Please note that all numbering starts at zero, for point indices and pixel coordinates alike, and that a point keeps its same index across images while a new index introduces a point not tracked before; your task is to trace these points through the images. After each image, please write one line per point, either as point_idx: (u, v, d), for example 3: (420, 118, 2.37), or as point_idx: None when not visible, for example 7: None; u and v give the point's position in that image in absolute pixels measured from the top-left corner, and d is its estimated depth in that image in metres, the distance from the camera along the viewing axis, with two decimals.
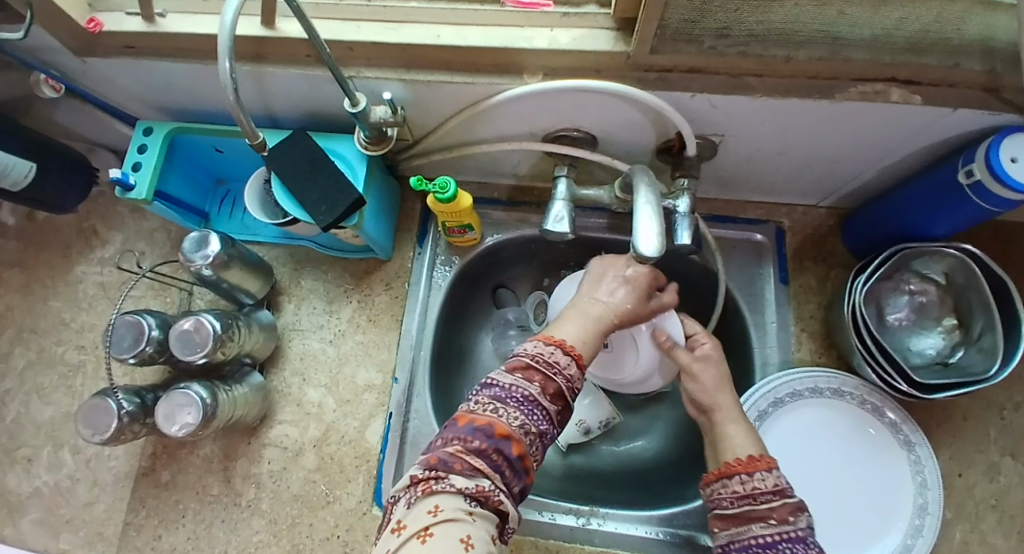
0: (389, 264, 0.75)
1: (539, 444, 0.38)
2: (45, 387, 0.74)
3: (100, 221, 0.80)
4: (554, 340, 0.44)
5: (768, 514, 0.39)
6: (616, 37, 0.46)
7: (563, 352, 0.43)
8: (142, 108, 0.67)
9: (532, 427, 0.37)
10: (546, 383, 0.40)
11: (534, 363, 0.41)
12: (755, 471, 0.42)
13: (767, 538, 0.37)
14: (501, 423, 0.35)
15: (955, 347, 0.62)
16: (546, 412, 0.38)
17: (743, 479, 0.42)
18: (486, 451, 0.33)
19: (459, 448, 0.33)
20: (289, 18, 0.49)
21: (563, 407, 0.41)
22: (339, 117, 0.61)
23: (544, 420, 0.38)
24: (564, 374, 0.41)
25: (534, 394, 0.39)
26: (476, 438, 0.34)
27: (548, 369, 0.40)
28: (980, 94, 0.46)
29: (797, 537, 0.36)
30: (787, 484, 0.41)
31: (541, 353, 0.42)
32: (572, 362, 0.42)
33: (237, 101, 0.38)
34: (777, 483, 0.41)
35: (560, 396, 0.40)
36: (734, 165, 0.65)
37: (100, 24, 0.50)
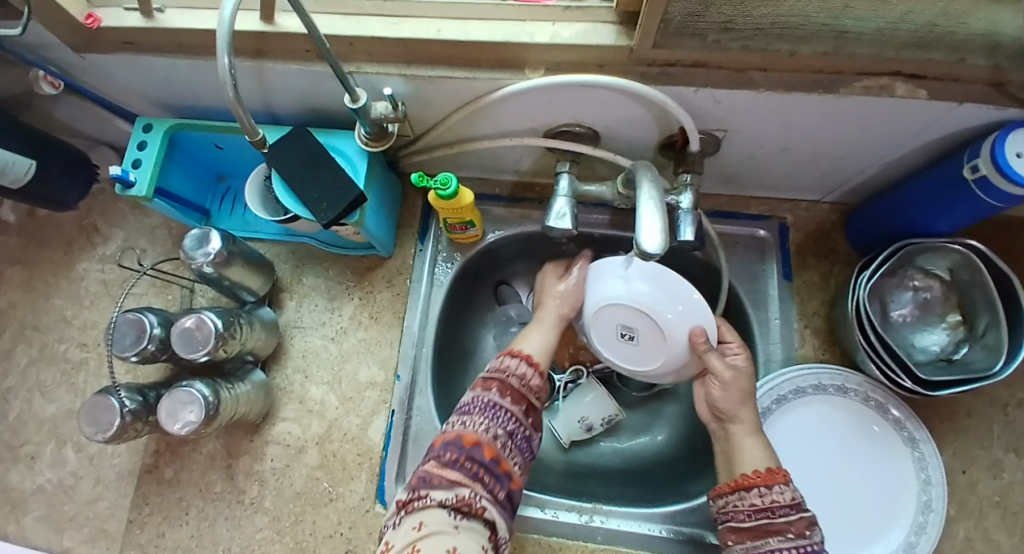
0: (390, 261, 0.74)
1: (514, 448, 0.44)
2: (48, 384, 0.74)
3: (101, 217, 0.80)
4: (514, 351, 0.53)
5: (787, 527, 0.41)
6: (619, 31, 0.45)
7: (512, 357, 0.51)
8: (142, 104, 0.66)
9: (500, 429, 0.43)
10: (502, 387, 0.47)
11: (490, 375, 0.49)
12: (774, 484, 0.44)
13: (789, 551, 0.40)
14: (468, 434, 0.42)
15: (959, 344, 0.61)
16: (510, 414, 0.45)
17: (759, 491, 0.44)
18: (460, 462, 0.39)
19: (435, 465, 0.39)
20: (289, 13, 0.49)
21: (528, 408, 0.47)
22: (340, 113, 0.60)
23: (510, 421, 0.45)
24: (517, 375, 0.49)
25: (495, 400, 0.46)
26: (450, 454, 0.40)
27: (502, 375, 0.49)
28: (985, 89, 0.45)
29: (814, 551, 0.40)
30: (801, 498, 0.43)
31: (496, 366, 0.50)
32: (523, 361, 0.51)
33: (236, 98, 0.37)
34: (793, 497, 0.43)
35: (520, 397, 0.47)
36: (738, 161, 0.64)
37: (99, 19, 0.50)
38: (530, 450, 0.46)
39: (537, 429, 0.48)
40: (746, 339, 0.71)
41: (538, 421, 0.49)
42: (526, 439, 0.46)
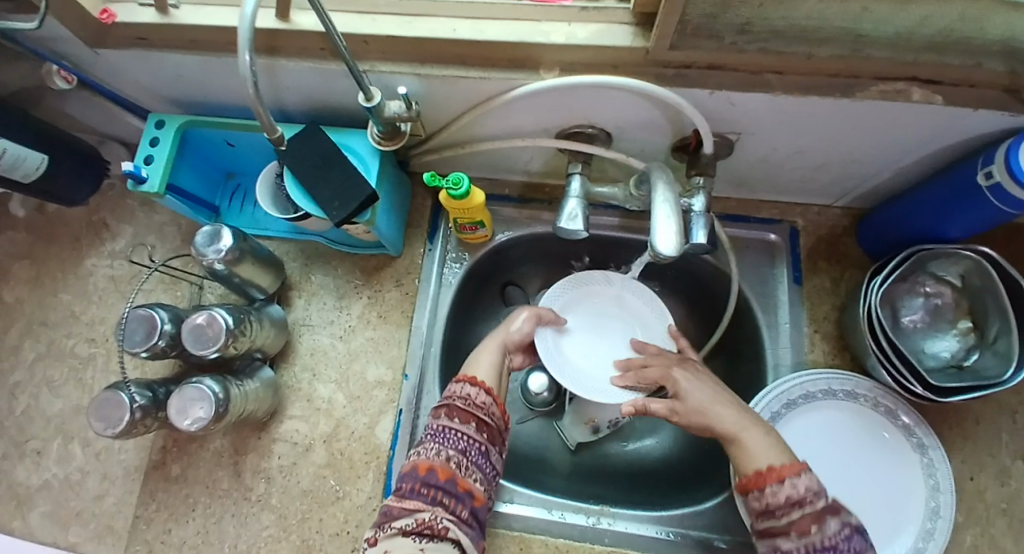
0: (399, 261, 0.74)
1: (471, 465, 0.46)
2: (56, 380, 0.74)
3: (110, 213, 0.80)
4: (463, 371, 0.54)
5: (789, 528, 0.40)
6: (635, 33, 0.45)
7: (455, 382, 0.52)
8: (154, 101, 0.66)
9: (451, 450, 0.46)
10: (450, 411, 0.49)
11: (443, 400, 0.51)
12: (765, 487, 0.43)
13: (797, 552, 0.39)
14: (421, 463, 0.45)
15: (970, 350, 0.61)
16: (461, 433, 0.47)
17: (760, 493, 0.43)
18: (415, 490, 0.43)
19: (396, 497, 0.44)
20: (305, 11, 0.49)
21: (481, 424, 0.49)
22: (352, 111, 0.60)
23: (460, 441, 0.47)
24: (462, 396, 0.50)
25: (443, 424, 0.48)
26: (407, 485, 0.44)
27: (451, 398, 0.50)
28: (1001, 95, 0.45)
29: (824, 548, 0.38)
30: (800, 492, 0.41)
31: (448, 389, 0.52)
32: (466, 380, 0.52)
33: (256, 95, 0.37)
34: (790, 495, 0.41)
35: (470, 415, 0.49)
36: (750, 164, 0.64)
37: (113, 15, 0.50)
38: (491, 465, 0.49)
39: (497, 443, 0.50)
40: (756, 343, 0.71)
41: (497, 436, 0.50)
42: (482, 455, 0.48)
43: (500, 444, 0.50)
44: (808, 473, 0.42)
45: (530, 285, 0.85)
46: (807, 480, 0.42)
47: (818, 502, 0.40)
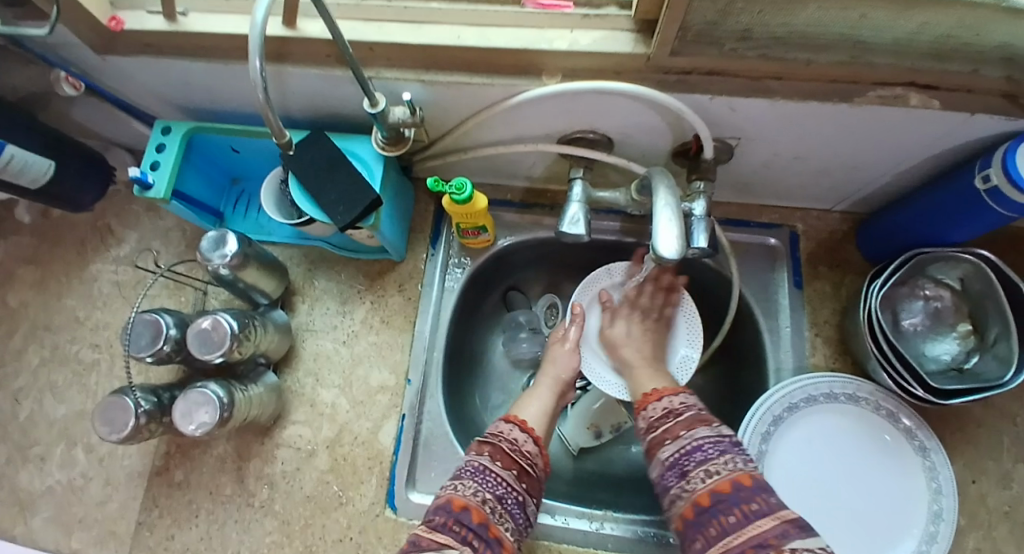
0: (402, 266, 0.75)
1: (505, 512, 0.47)
2: (59, 385, 0.75)
3: (116, 219, 0.80)
4: (511, 418, 0.58)
5: (667, 435, 0.50)
6: (637, 39, 0.46)
7: (505, 423, 0.57)
8: (160, 107, 0.67)
9: (488, 494, 0.47)
10: (494, 451, 0.52)
11: (485, 441, 0.54)
12: (649, 404, 0.55)
13: (673, 455, 0.48)
14: (457, 498, 0.46)
15: (970, 353, 0.61)
16: (499, 478, 0.49)
17: (647, 413, 0.55)
18: (448, 526, 0.43)
19: (425, 529, 0.43)
20: (312, 18, 0.49)
21: (521, 473, 0.51)
22: (357, 117, 0.61)
23: (499, 485, 0.49)
24: (510, 440, 0.55)
25: (486, 464, 0.50)
26: (439, 518, 0.44)
27: (493, 439, 0.54)
28: (998, 100, 0.46)
29: (693, 445, 0.47)
30: (675, 407, 0.53)
31: (493, 431, 0.56)
32: (512, 428, 0.56)
33: (266, 101, 0.38)
34: (667, 408, 0.53)
35: (512, 461, 0.52)
36: (751, 169, 0.65)
37: (122, 22, 0.50)
38: (524, 516, 0.49)
39: (533, 494, 0.52)
40: (758, 347, 0.71)
41: (533, 487, 0.52)
42: (517, 504, 0.49)
43: (534, 496, 0.52)
44: (683, 394, 0.55)
45: (532, 290, 0.85)
46: (682, 399, 0.54)
47: (689, 414, 0.52)
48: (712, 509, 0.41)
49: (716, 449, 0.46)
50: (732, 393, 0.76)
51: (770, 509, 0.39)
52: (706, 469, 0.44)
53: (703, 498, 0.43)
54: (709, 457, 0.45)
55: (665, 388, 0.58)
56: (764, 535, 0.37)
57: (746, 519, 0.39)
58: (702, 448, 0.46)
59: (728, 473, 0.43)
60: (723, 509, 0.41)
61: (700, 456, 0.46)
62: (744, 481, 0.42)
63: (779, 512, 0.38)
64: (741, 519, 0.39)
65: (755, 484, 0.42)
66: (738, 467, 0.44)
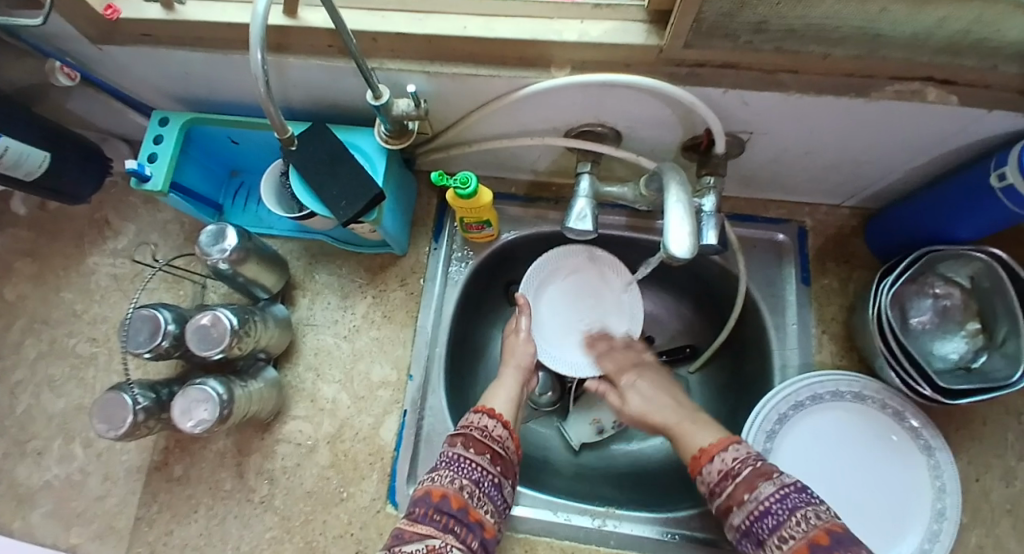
0: (403, 260, 0.74)
1: (483, 495, 0.49)
2: (57, 379, 0.74)
3: (113, 211, 0.79)
4: (483, 408, 0.58)
5: (730, 501, 0.46)
6: (648, 31, 0.45)
7: (473, 414, 0.57)
8: (157, 97, 0.66)
9: (465, 479, 0.49)
10: (467, 440, 0.53)
11: (460, 431, 0.54)
12: (703, 469, 0.50)
13: (744, 522, 0.44)
14: (435, 489, 0.47)
15: (978, 352, 0.61)
16: (473, 464, 0.50)
17: (703, 477, 0.50)
18: (428, 515, 0.45)
19: (407, 521, 0.45)
20: (314, 7, 0.48)
21: (495, 456, 0.52)
22: (358, 109, 0.60)
23: (475, 471, 0.50)
24: (481, 427, 0.55)
25: (459, 453, 0.51)
26: (420, 509, 0.46)
27: (465, 429, 0.54)
28: (1016, 96, 0.45)
29: (760, 510, 0.43)
30: (729, 464, 0.48)
31: (468, 421, 0.56)
32: (483, 416, 0.56)
33: (268, 93, 0.37)
34: (722, 468, 0.48)
35: (484, 446, 0.53)
36: (760, 164, 0.63)
37: (119, 11, 0.49)
38: (502, 498, 0.51)
39: (509, 476, 0.53)
40: (764, 344, 0.70)
41: (509, 469, 0.53)
42: (494, 486, 0.50)
43: (511, 478, 0.53)
44: (734, 447, 0.50)
45: None
46: (734, 453, 0.49)
47: (746, 470, 0.46)
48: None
49: (785, 507, 0.41)
50: (736, 390, 0.76)
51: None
52: (780, 536, 0.40)
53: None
54: (782, 521, 0.41)
55: (714, 439, 0.52)
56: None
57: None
58: (771, 511, 0.42)
59: (804, 536, 0.39)
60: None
61: (771, 521, 0.42)
62: (823, 541, 0.38)
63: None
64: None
65: (834, 542, 0.38)
66: (814, 523, 0.39)
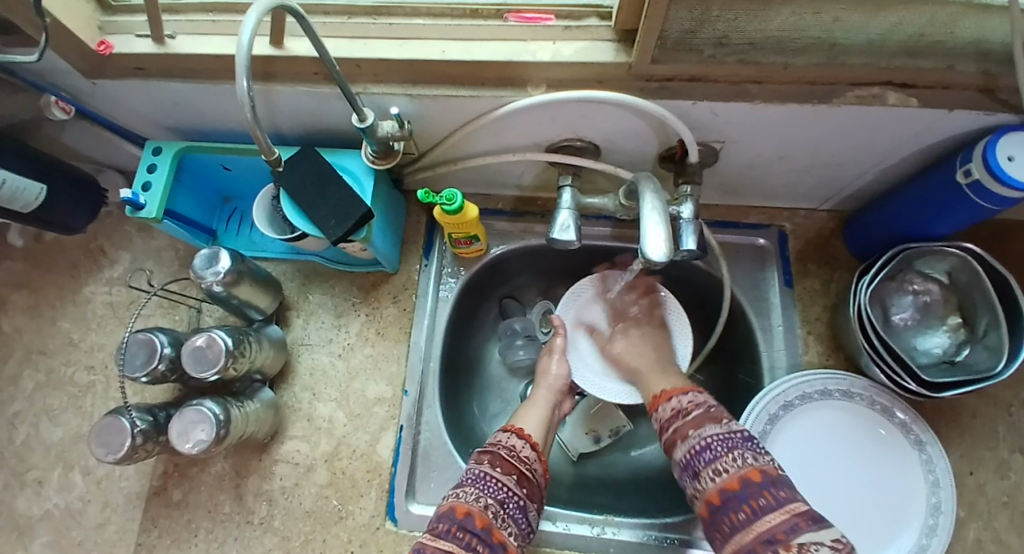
0: (395, 277, 0.75)
1: (508, 517, 0.49)
2: (55, 408, 0.74)
3: (108, 240, 0.81)
4: (512, 428, 0.60)
5: (675, 436, 0.51)
6: (617, 49, 0.47)
7: (502, 434, 0.59)
8: (151, 128, 0.68)
9: (491, 499, 0.49)
10: (493, 459, 0.54)
11: (487, 448, 0.56)
12: (660, 405, 0.57)
13: (684, 456, 0.49)
14: (459, 506, 0.48)
15: (961, 345, 0.62)
16: (499, 484, 0.51)
17: (658, 413, 0.56)
18: (451, 532, 0.45)
19: (430, 537, 0.45)
20: (298, 38, 0.50)
21: (522, 478, 0.54)
22: (346, 132, 0.62)
23: (501, 491, 0.51)
24: (508, 447, 0.57)
25: (486, 471, 0.53)
26: (443, 526, 0.46)
27: (493, 446, 0.56)
28: (974, 95, 0.47)
29: (700, 445, 0.48)
30: (683, 405, 0.54)
31: (499, 439, 0.58)
32: (523, 442, 0.58)
33: (254, 120, 0.38)
34: (674, 408, 0.54)
35: (512, 467, 0.54)
36: (737, 171, 0.66)
37: (111, 46, 0.50)
38: (527, 522, 0.51)
39: (534, 500, 0.54)
40: (752, 346, 0.71)
41: (535, 493, 0.54)
42: (520, 509, 0.51)
43: (536, 502, 0.54)
44: (692, 392, 0.56)
45: (525, 297, 0.85)
46: (693, 396, 0.55)
47: (697, 411, 0.52)
48: (723, 508, 0.43)
49: (724, 445, 0.47)
50: (728, 393, 0.77)
51: (778, 503, 0.41)
52: (715, 468, 0.46)
53: (714, 497, 0.44)
54: (718, 456, 0.46)
55: (675, 387, 0.59)
56: (773, 530, 0.39)
57: (756, 517, 0.41)
58: (711, 446, 0.47)
59: (736, 471, 0.44)
60: (733, 506, 0.43)
61: (709, 455, 0.47)
62: (753, 476, 0.43)
63: (789, 505, 0.40)
64: (750, 516, 0.41)
65: (765, 480, 0.43)
66: (748, 463, 0.45)
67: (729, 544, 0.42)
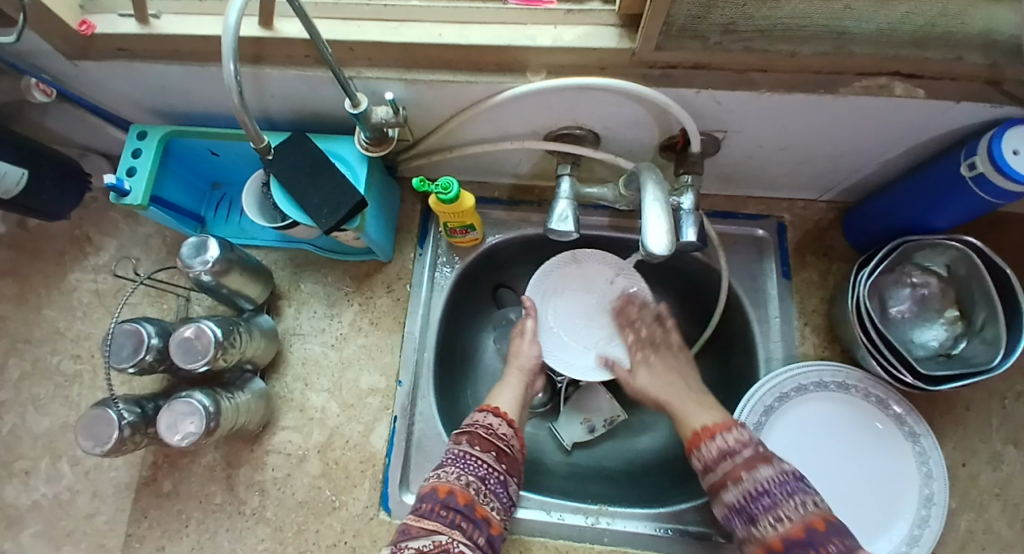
0: (389, 266, 0.74)
1: (489, 492, 0.50)
2: (42, 398, 0.73)
3: (93, 227, 0.78)
4: (489, 406, 0.59)
5: (726, 478, 0.50)
6: (621, 34, 0.45)
7: (479, 412, 0.58)
8: (135, 111, 0.65)
9: (471, 476, 0.50)
10: (472, 437, 0.54)
11: (466, 428, 0.56)
12: (701, 443, 0.54)
13: (737, 499, 0.48)
14: (441, 485, 0.49)
15: (957, 338, 0.62)
16: (479, 461, 0.52)
17: (700, 452, 0.54)
18: (435, 511, 0.46)
19: (414, 516, 0.47)
20: (288, 18, 0.48)
21: (500, 453, 0.54)
22: (338, 117, 0.60)
23: (481, 468, 0.51)
24: (486, 425, 0.56)
25: (466, 450, 0.53)
26: (426, 505, 0.47)
27: (471, 426, 0.56)
28: (981, 87, 0.46)
29: (759, 490, 0.47)
30: (729, 444, 0.52)
31: (477, 418, 0.57)
32: (500, 419, 0.57)
33: (242, 103, 0.36)
34: (721, 447, 0.52)
35: (489, 443, 0.54)
36: (737, 161, 0.65)
37: (93, 26, 0.48)
38: (509, 495, 0.52)
39: (515, 473, 0.54)
40: (748, 338, 0.71)
41: (515, 466, 0.55)
42: (502, 484, 0.52)
43: (517, 475, 0.54)
44: (736, 428, 0.54)
45: (522, 287, 0.84)
46: (738, 434, 0.53)
47: (747, 452, 0.51)
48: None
49: (784, 490, 0.46)
50: (723, 385, 0.77)
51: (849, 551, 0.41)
52: (776, 515, 0.45)
53: (776, 543, 0.44)
54: (779, 502, 0.45)
55: (715, 420, 0.56)
56: None
57: None
58: (769, 491, 0.46)
59: (800, 518, 0.44)
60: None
61: (768, 500, 0.46)
62: (819, 524, 0.43)
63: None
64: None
65: (829, 527, 0.43)
66: (810, 509, 0.44)
67: None
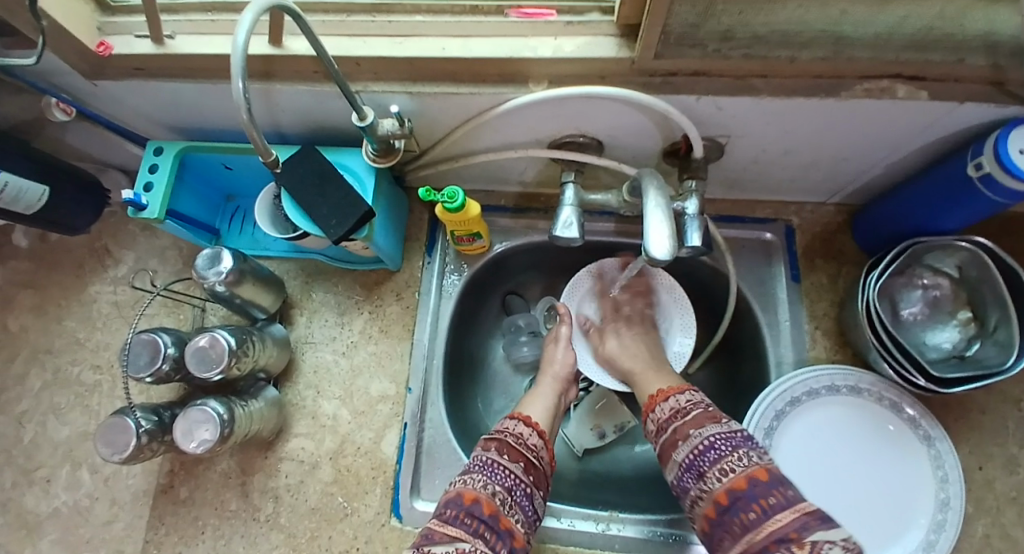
0: (398, 275, 0.75)
1: (515, 504, 0.49)
2: (62, 407, 0.75)
3: (112, 240, 0.81)
4: (519, 414, 0.60)
5: (676, 436, 0.51)
6: (620, 43, 0.46)
7: (509, 420, 0.59)
8: (152, 127, 0.67)
9: (498, 486, 0.49)
10: (501, 445, 0.55)
11: (494, 434, 0.56)
12: (654, 407, 0.57)
13: (687, 456, 0.49)
14: (467, 492, 0.48)
15: (970, 341, 0.61)
16: (506, 471, 0.51)
17: (654, 415, 0.56)
18: (460, 518, 0.45)
19: (437, 522, 0.46)
20: (296, 36, 0.49)
21: (527, 464, 0.54)
22: (346, 130, 0.61)
23: (508, 478, 0.51)
24: (516, 434, 0.57)
25: (494, 458, 0.53)
26: (450, 511, 0.46)
27: (498, 432, 0.57)
28: (985, 88, 0.45)
29: (705, 443, 0.48)
30: (681, 406, 0.54)
31: (506, 425, 0.58)
32: (531, 430, 0.58)
33: (252, 121, 0.37)
34: (671, 409, 0.54)
35: (518, 452, 0.54)
36: (742, 166, 0.65)
37: (110, 47, 0.50)
38: (533, 509, 0.52)
39: (541, 487, 0.54)
40: (757, 342, 0.71)
41: (541, 480, 0.54)
42: (527, 496, 0.51)
43: (543, 489, 0.54)
44: (689, 392, 0.56)
45: (529, 293, 0.85)
46: (690, 396, 0.55)
47: (697, 411, 0.52)
48: (732, 509, 0.43)
49: (729, 445, 0.47)
50: (732, 390, 0.76)
51: (788, 501, 0.41)
52: (721, 468, 0.45)
53: (721, 496, 0.44)
54: (724, 456, 0.46)
55: (669, 386, 0.59)
56: (784, 530, 0.39)
57: (768, 516, 0.40)
58: (715, 445, 0.47)
59: (744, 470, 0.44)
60: (743, 507, 0.42)
61: (713, 455, 0.47)
62: (761, 475, 0.43)
63: (798, 504, 0.40)
64: (760, 515, 0.41)
65: (772, 478, 0.43)
66: (754, 461, 0.45)
67: (739, 544, 0.41)
